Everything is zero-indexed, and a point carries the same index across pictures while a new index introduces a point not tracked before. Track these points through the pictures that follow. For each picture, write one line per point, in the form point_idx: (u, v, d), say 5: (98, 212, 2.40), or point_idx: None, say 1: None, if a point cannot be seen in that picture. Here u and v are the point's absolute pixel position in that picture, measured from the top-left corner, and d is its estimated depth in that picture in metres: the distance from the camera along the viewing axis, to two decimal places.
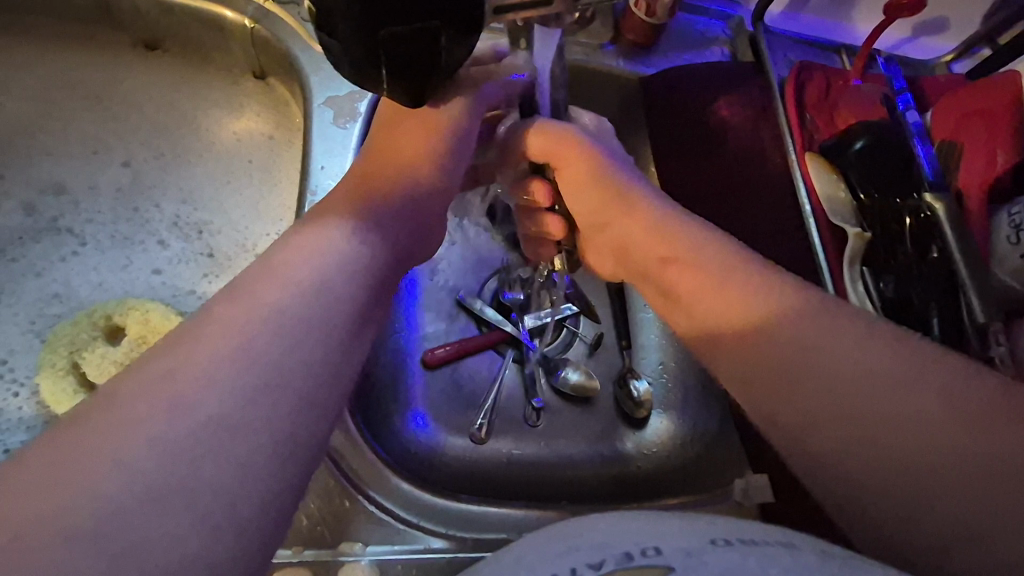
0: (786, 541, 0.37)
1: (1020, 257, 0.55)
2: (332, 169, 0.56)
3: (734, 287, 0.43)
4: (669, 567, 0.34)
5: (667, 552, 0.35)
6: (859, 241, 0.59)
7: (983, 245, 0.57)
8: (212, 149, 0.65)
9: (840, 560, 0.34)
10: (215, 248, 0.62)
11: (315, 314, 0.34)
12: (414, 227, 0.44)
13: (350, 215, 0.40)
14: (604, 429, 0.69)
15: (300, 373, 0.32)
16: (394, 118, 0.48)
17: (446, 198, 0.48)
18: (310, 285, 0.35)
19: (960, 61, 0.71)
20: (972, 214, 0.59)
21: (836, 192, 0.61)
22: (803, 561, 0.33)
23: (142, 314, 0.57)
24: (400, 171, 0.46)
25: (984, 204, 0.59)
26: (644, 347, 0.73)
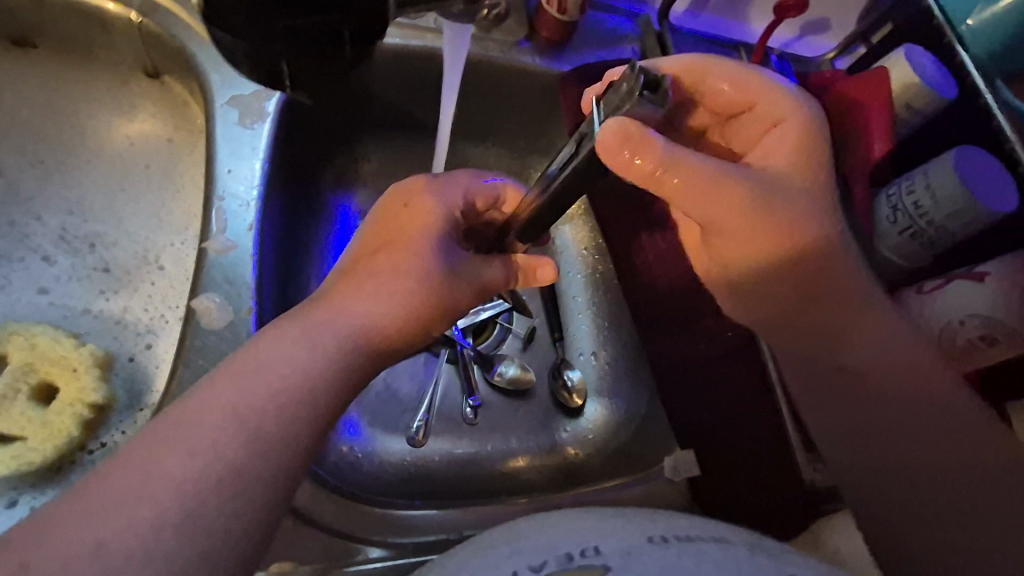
0: (719, 536, 0.40)
1: (898, 233, 0.59)
2: (241, 173, 0.54)
3: (785, 215, 0.49)
4: (607, 567, 0.36)
5: (605, 552, 0.37)
6: None
7: (868, 224, 0.61)
8: (102, 153, 0.60)
9: (767, 552, 0.38)
10: (111, 262, 0.57)
11: (247, 444, 0.38)
12: (393, 309, 0.44)
13: (365, 299, 0.44)
14: (540, 421, 0.70)
15: (251, 490, 0.37)
16: (377, 245, 0.47)
17: (415, 294, 0.45)
18: (244, 398, 0.39)
19: (841, 58, 0.76)
20: (857, 195, 0.63)
21: None
22: (733, 555, 0.37)
23: (27, 340, 0.49)
24: (399, 270, 0.45)
25: (866, 185, 0.63)
26: (576, 336, 0.75)
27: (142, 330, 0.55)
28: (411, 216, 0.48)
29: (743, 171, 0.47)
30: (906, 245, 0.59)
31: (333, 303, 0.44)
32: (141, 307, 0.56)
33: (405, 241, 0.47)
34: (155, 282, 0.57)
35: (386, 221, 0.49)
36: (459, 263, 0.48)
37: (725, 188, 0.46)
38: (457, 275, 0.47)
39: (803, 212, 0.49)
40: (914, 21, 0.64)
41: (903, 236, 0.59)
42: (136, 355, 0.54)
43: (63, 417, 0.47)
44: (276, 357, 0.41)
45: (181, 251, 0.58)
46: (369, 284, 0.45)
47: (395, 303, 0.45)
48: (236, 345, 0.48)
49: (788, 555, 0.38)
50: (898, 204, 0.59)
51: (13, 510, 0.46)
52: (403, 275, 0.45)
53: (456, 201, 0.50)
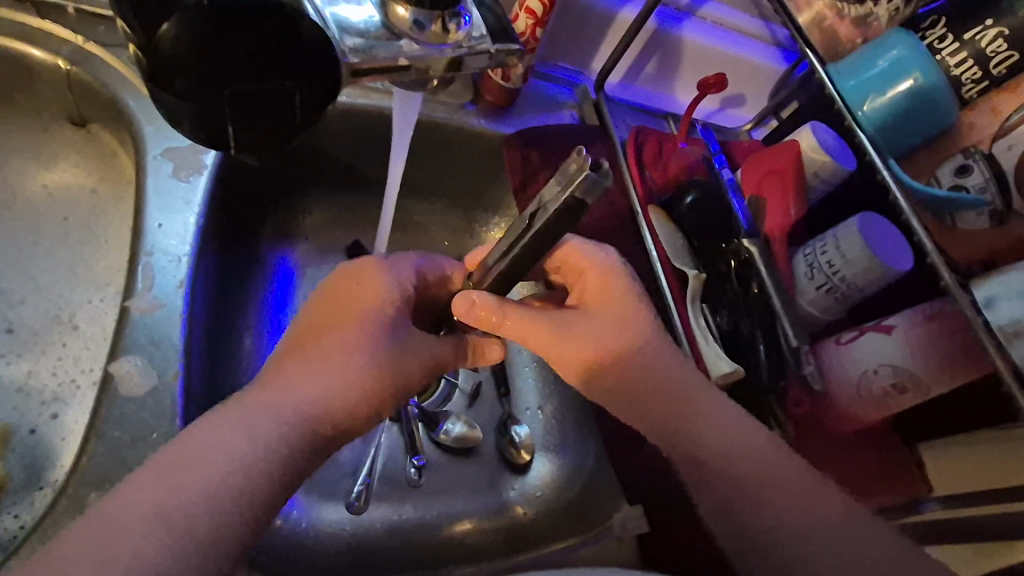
0: None
1: (816, 289, 0.64)
2: (172, 227, 0.51)
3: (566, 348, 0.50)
4: None
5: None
6: (696, 283, 0.65)
7: (790, 281, 0.65)
8: (14, 204, 0.55)
9: None
10: (17, 322, 0.51)
11: None
12: (336, 393, 0.44)
13: (306, 381, 0.44)
14: (488, 480, 0.69)
15: None
16: (322, 320, 0.47)
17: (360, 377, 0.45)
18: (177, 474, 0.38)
19: (756, 130, 0.85)
20: (778, 254, 0.67)
21: (673, 238, 0.69)
22: None
23: None
24: (341, 351, 0.45)
25: (785, 245, 0.67)
26: (522, 391, 0.75)
27: (48, 398, 0.50)
28: (360, 292, 0.47)
29: (547, 319, 0.50)
30: (822, 299, 0.64)
31: (268, 385, 0.43)
32: (49, 371, 0.50)
33: (353, 317, 0.46)
34: (68, 343, 0.52)
35: (332, 295, 0.48)
36: (408, 338, 0.47)
37: (534, 330, 0.49)
38: (407, 349, 0.47)
39: (596, 340, 0.50)
40: (816, 102, 0.72)
41: (819, 291, 0.64)
42: (39, 426, 0.48)
43: None
44: (214, 441, 0.40)
45: (100, 309, 0.54)
46: (308, 367, 0.44)
47: (335, 387, 0.44)
48: (160, 413, 0.44)
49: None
50: (814, 262, 0.64)
51: None
52: (348, 355, 0.44)
53: (408, 277, 0.50)
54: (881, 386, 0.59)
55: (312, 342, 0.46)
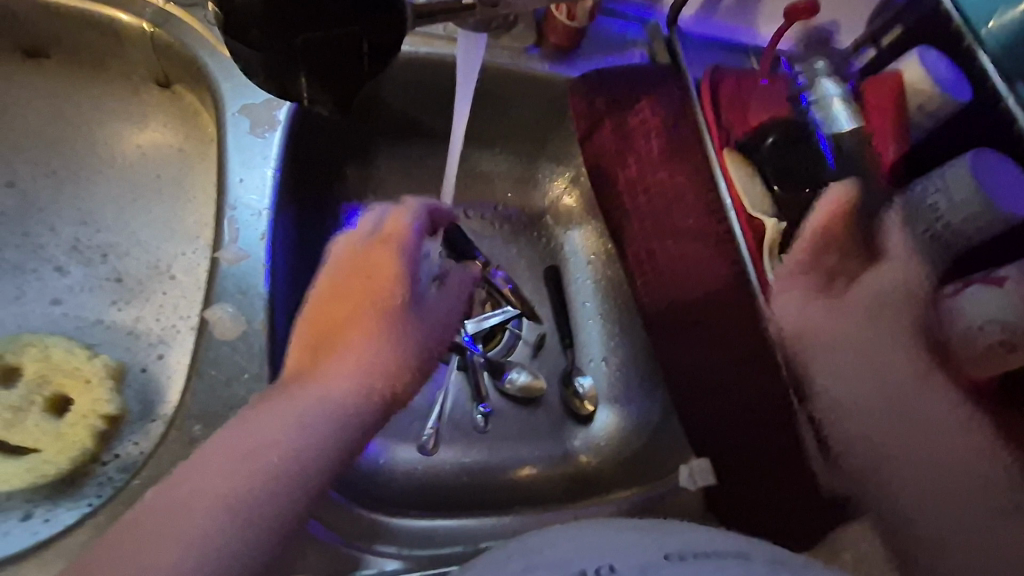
0: (739, 552, 0.39)
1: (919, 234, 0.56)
2: (252, 182, 0.54)
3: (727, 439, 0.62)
4: None
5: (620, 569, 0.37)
6: (775, 232, 0.61)
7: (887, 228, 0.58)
8: (113, 163, 0.60)
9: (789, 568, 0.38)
10: (124, 272, 0.57)
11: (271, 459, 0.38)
12: (366, 372, 0.44)
13: (332, 368, 0.43)
14: (552, 428, 0.70)
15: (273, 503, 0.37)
16: (329, 310, 0.46)
17: (388, 357, 0.45)
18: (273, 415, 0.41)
19: (852, 63, 0.72)
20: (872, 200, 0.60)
21: (752, 185, 0.64)
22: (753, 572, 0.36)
23: (42, 351, 0.50)
24: (359, 337, 0.45)
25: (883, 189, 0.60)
26: (586, 343, 0.76)
27: (154, 340, 0.55)
28: (363, 277, 0.47)
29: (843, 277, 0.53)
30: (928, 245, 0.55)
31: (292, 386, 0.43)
32: (154, 317, 0.55)
33: (366, 304, 0.46)
34: (168, 292, 0.56)
35: (339, 288, 0.47)
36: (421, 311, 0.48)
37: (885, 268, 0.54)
38: (424, 321, 0.48)
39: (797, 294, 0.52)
40: (925, 21, 0.63)
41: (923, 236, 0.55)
42: (149, 365, 0.54)
43: (78, 428, 0.47)
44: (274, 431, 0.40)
45: (192, 261, 0.58)
46: (334, 350, 0.44)
47: (371, 359, 0.44)
48: (250, 355, 0.48)
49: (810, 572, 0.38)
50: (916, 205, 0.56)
51: (27, 523, 0.45)
52: (367, 341, 0.45)
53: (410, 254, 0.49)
54: (985, 350, 0.49)
55: (325, 335, 0.45)
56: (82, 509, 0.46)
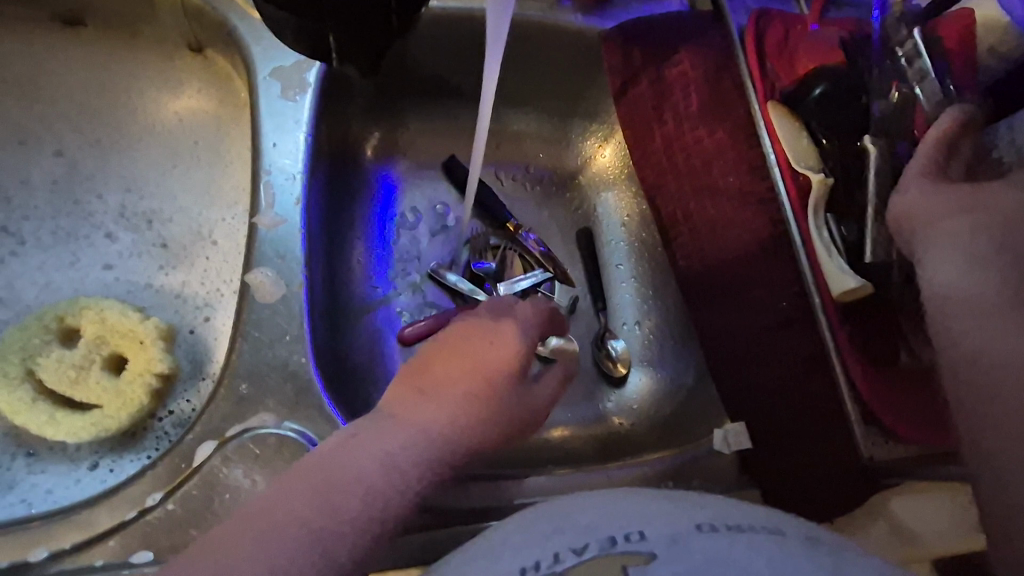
0: (771, 527, 0.39)
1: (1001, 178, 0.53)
2: (285, 146, 0.54)
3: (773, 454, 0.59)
4: (652, 555, 0.36)
5: (650, 537, 0.38)
6: (822, 187, 0.59)
7: None
8: (153, 130, 0.61)
9: (823, 546, 0.37)
10: (169, 238, 0.58)
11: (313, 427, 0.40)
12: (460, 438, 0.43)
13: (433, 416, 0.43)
14: (585, 389, 0.71)
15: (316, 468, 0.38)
16: (434, 359, 0.46)
17: (486, 423, 0.44)
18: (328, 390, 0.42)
19: None
20: None
21: (798, 138, 0.61)
22: (786, 547, 0.36)
23: (97, 314, 0.52)
24: (466, 399, 0.44)
25: None
26: (620, 305, 0.76)
27: (200, 303, 0.57)
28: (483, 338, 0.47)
29: None
30: None
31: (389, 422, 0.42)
32: (199, 281, 0.57)
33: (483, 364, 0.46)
34: (210, 257, 0.58)
35: (454, 346, 0.47)
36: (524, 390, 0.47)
37: None
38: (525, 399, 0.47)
39: None
40: None
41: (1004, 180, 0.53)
42: (196, 327, 0.56)
43: (135, 386, 0.50)
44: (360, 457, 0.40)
45: (233, 226, 0.59)
46: (436, 396, 0.44)
47: (463, 414, 0.43)
48: (291, 319, 0.49)
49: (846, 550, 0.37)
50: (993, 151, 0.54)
51: (96, 472, 0.49)
52: (473, 401, 0.44)
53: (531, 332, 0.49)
54: None
55: (432, 381, 0.45)
56: (143, 460, 0.50)
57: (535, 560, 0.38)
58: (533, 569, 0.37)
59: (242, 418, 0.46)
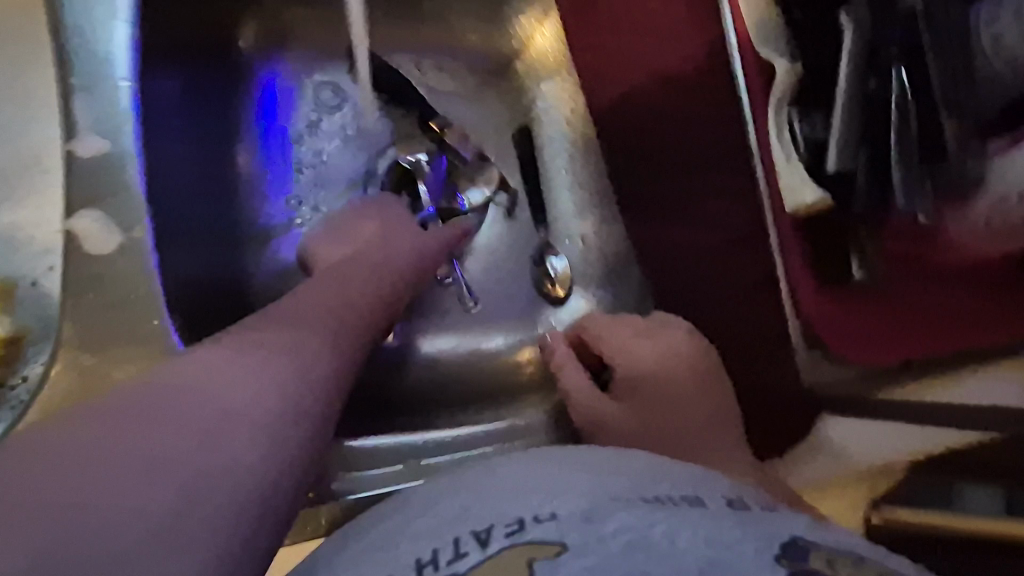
0: (695, 499, 0.34)
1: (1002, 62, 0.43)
2: (96, 42, 0.41)
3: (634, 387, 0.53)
4: (563, 546, 0.30)
5: (560, 517, 0.32)
6: (788, 76, 0.50)
7: (961, 56, 0.44)
8: None
9: (748, 513, 0.33)
10: None
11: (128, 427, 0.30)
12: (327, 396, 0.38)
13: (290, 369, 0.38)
14: (523, 313, 0.65)
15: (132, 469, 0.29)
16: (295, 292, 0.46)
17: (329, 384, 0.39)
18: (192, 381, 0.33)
19: None
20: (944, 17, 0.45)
21: (767, 11, 0.50)
22: (712, 522, 0.31)
23: None
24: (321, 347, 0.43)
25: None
26: (561, 216, 0.68)
27: (42, 248, 0.47)
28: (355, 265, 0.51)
29: None
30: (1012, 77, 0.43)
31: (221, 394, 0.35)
32: (33, 220, 0.47)
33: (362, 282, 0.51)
34: (46, 188, 0.47)
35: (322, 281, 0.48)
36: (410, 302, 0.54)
37: None
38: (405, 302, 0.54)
39: None
40: None
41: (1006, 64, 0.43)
42: (39, 279, 0.47)
43: None
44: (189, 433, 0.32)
45: (62, 147, 0.47)
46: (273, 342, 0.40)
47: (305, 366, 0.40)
48: (140, 273, 0.41)
49: (773, 518, 0.33)
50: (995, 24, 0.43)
51: None
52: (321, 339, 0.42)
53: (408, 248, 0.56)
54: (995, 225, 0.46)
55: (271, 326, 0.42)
56: None
57: (432, 550, 0.32)
58: (430, 566, 0.31)
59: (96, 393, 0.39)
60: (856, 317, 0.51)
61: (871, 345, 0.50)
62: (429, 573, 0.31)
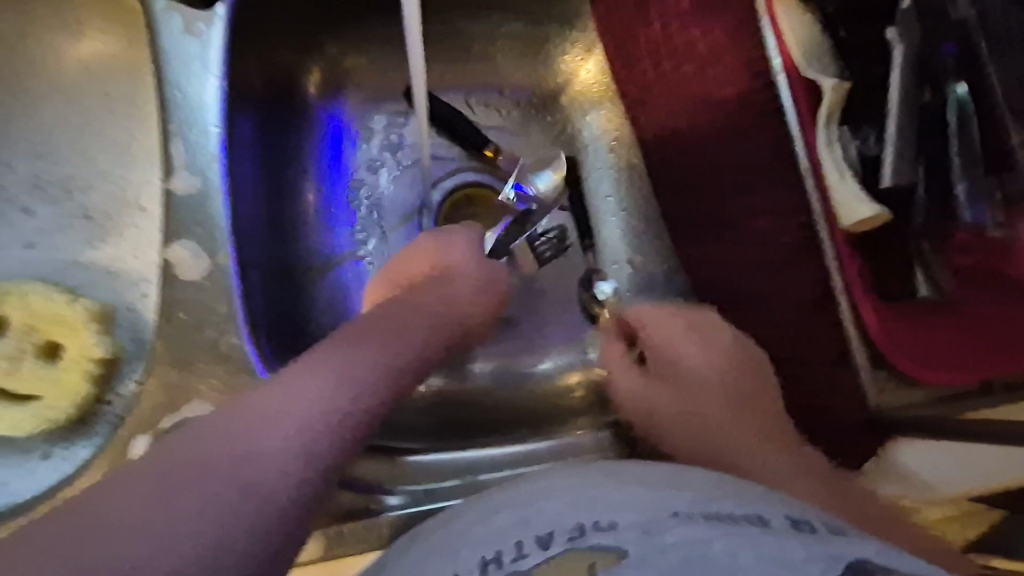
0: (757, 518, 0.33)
1: None
2: (192, 94, 0.47)
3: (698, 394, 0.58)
4: (621, 552, 0.31)
5: (620, 526, 0.33)
6: (835, 94, 0.50)
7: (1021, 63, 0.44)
8: (59, 82, 0.54)
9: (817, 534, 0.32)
10: (91, 208, 0.53)
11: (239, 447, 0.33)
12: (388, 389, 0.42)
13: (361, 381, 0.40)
14: (571, 335, 0.66)
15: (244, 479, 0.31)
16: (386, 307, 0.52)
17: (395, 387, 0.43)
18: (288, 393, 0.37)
19: None
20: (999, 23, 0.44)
21: (811, 35, 0.52)
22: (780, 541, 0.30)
23: (21, 298, 0.48)
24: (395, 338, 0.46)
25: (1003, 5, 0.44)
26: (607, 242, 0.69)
27: (135, 279, 0.52)
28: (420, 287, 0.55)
29: None
30: None
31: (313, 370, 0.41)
32: (131, 254, 0.53)
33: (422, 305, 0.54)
34: (139, 226, 0.53)
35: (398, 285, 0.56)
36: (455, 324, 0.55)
37: None
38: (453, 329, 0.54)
39: None
40: None
41: None
42: (134, 305, 0.52)
43: (72, 373, 0.47)
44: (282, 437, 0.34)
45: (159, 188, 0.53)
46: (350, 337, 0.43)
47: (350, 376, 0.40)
48: (218, 297, 0.44)
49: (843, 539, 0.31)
50: None
51: (50, 461, 0.48)
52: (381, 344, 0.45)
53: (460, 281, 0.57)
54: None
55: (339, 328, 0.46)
56: (95, 445, 0.48)
57: (496, 551, 0.33)
58: (493, 563, 0.32)
59: (177, 408, 0.43)
60: (922, 338, 0.48)
61: (942, 367, 0.47)
62: (493, 570, 0.32)
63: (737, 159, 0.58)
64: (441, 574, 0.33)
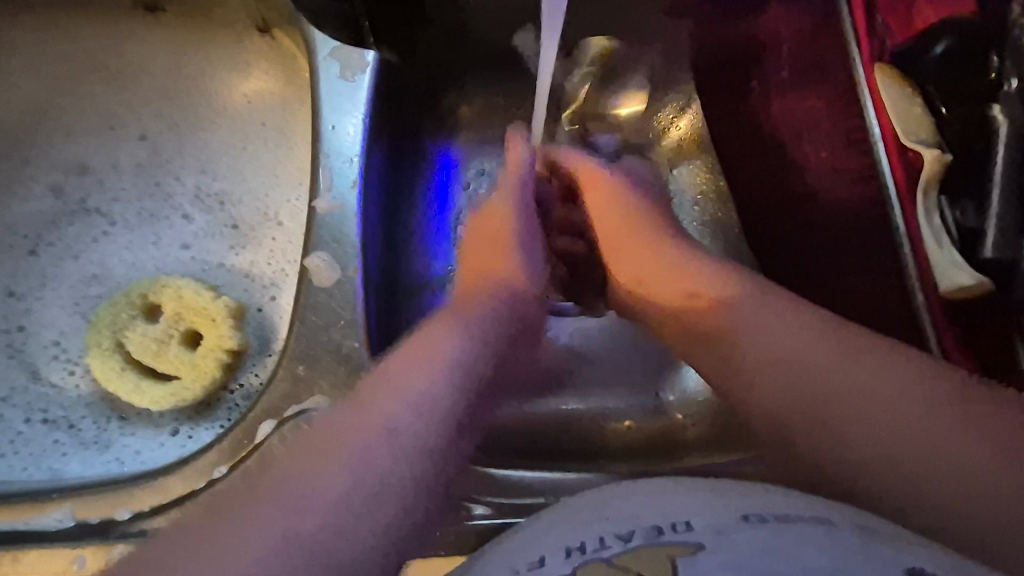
0: (824, 517, 0.33)
1: None
2: (344, 129, 0.54)
3: (660, 272, 0.47)
4: (698, 546, 0.31)
5: (696, 529, 0.33)
6: (937, 164, 0.52)
7: None
8: (226, 113, 0.63)
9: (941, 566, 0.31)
10: (238, 219, 0.61)
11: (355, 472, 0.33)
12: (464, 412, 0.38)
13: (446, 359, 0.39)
14: (645, 375, 0.66)
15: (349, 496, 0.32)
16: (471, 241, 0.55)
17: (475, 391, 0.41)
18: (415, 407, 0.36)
19: None
20: None
21: (911, 107, 0.54)
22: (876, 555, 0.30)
23: (175, 292, 0.55)
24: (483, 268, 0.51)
25: None
26: None
27: (267, 283, 0.59)
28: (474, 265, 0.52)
29: None
30: None
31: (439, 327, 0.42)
32: (265, 261, 0.60)
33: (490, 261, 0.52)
34: (276, 237, 0.60)
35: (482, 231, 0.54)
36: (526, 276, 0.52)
37: None
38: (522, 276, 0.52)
39: None
40: None
41: None
42: (263, 306, 0.58)
43: (207, 360, 0.53)
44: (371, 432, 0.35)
45: (297, 207, 0.61)
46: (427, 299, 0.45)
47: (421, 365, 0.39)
48: (345, 304, 0.50)
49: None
50: None
51: (177, 437, 0.54)
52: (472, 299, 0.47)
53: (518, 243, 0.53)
54: None
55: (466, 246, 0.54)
56: (217, 429, 0.54)
57: (580, 541, 0.35)
58: (578, 551, 0.34)
59: (298, 398, 0.48)
60: None
61: None
62: (576, 556, 0.33)
63: (836, 221, 0.59)
64: (530, 554, 0.35)
